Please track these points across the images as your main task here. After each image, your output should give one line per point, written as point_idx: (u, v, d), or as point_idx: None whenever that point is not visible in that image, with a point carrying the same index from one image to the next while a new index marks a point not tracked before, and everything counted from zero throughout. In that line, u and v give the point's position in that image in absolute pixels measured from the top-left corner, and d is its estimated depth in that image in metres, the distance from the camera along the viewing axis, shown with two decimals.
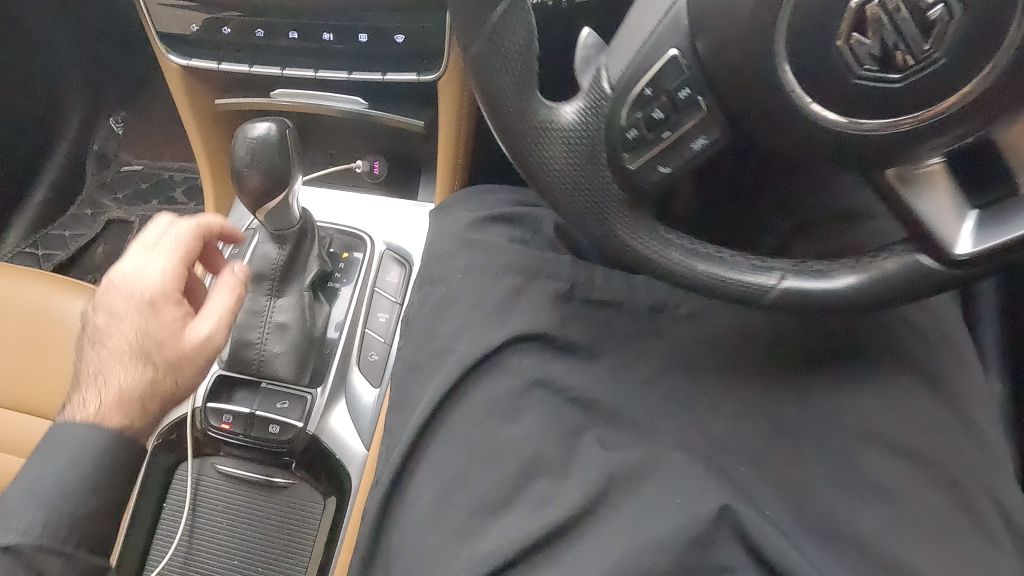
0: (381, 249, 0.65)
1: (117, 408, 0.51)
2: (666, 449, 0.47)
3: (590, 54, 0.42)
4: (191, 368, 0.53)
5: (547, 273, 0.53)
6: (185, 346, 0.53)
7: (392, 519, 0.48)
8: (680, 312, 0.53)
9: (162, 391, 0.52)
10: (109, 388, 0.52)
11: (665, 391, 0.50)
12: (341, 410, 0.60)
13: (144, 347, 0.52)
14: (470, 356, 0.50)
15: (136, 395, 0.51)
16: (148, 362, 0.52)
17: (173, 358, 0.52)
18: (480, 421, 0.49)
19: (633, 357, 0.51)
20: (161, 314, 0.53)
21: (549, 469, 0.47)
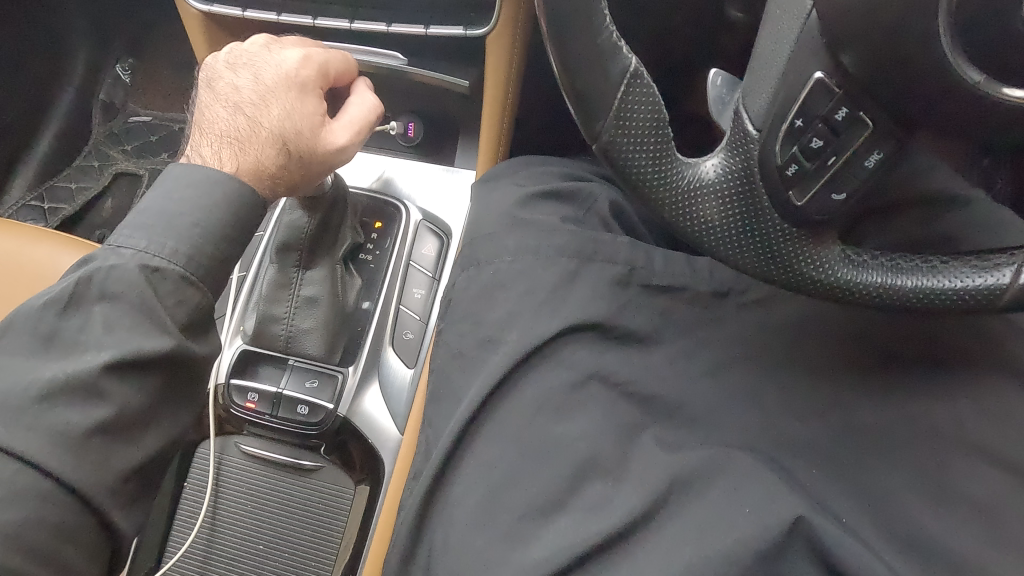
0: (417, 220, 0.60)
1: (257, 153, 0.47)
2: (734, 452, 0.43)
3: (721, 93, 0.46)
4: (319, 166, 0.50)
5: (604, 256, 0.47)
6: (322, 149, 0.49)
7: (432, 516, 0.45)
8: (746, 298, 0.49)
9: (291, 176, 0.49)
10: (246, 153, 0.47)
11: (731, 388, 0.46)
12: (374, 391, 0.56)
13: (284, 127, 0.48)
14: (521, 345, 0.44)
15: (271, 163, 0.47)
16: (286, 146, 0.48)
17: (306, 154, 0.49)
18: (528, 416, 0.44)
19: (695, 350, 0.47)
20: (302, 107, 0.49)
21: (605, 470, 0.43)
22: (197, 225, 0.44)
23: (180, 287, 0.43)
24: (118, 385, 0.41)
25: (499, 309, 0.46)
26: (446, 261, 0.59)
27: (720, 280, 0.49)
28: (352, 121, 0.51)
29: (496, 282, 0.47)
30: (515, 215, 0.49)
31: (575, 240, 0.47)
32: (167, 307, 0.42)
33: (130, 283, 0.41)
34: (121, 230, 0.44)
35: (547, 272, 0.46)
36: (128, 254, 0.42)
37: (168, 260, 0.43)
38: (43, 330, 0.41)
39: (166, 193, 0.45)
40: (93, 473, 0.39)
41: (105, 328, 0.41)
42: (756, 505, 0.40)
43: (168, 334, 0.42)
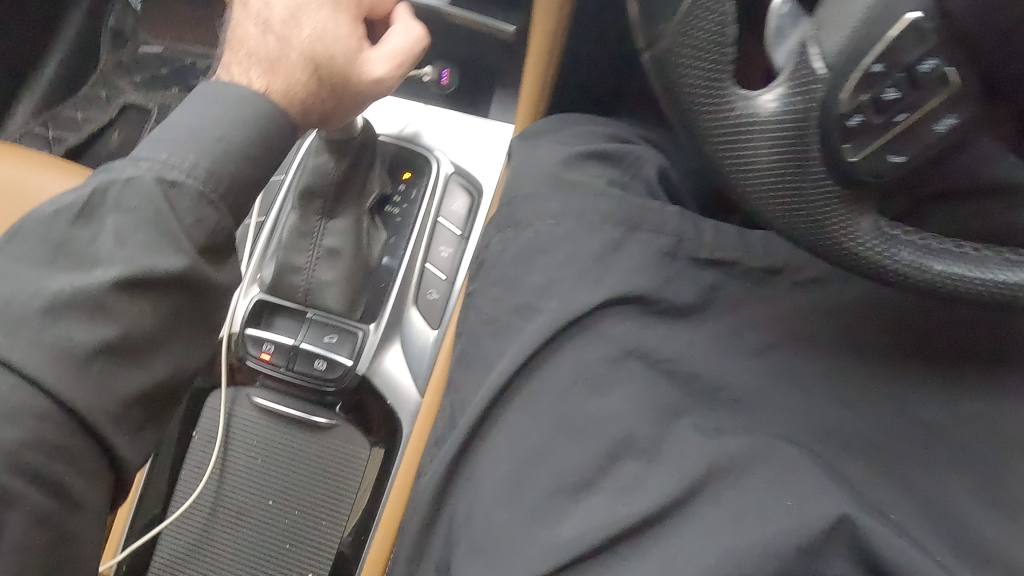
0: (448, 173, 0.57)
1: (288, 75, 0.44)
2: (777, 442, 0.41)
3: (785, 23, 0.36)
4: (353, 97, 0.46)
5: (651, 225, 0.43)
6: (358, 77, 0.46)
7: (457, 486, 0.43)
8: (800, 277, 0.46)
9: (322, 105, 0.45)
10: (279, 71, 0.44)
11: (774, 368, 0.44)
12: (396, 350, 0.54)
13: (316, 50, 0.44)
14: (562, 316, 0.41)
15: (303, 88, 0.44)
16: (317, 73, 0.44)
17: (338, 83, 0.45)
18: (562, 390, 0.41)
19: (739, 330, 0.45)
20: (338, 28, 0.45)
21: (640, 450, 0.40)
22: (220, 143, 0.41)
23: (200, 204, 0.40)
24: (128, 305, 0.38)
25: (537, 275, 0.42)
26: (477, 219, 0.56)
27: (771, 255, 0.47)
28: (393, 51, 0.47)
29: (536, 245, 0.43)
30: (560, 174, 0.45)
31: (619, 206, 0.43)
32: (184, 224, 0.39)
33: (147, 195, 0.39)
34: (145, 146, 0.41)
35: (593, 239, 0.42)
36: (147, 167, 0.40)
37: (189, 174, 0.40)
38: (53, 239, 0.38)
39: (191, 112, 0.42)
40: (97, 397, 0.37)
41: (118, 242, 0.38)
42: (798, 498, 0.38)
43: (184, 253, 0.39)
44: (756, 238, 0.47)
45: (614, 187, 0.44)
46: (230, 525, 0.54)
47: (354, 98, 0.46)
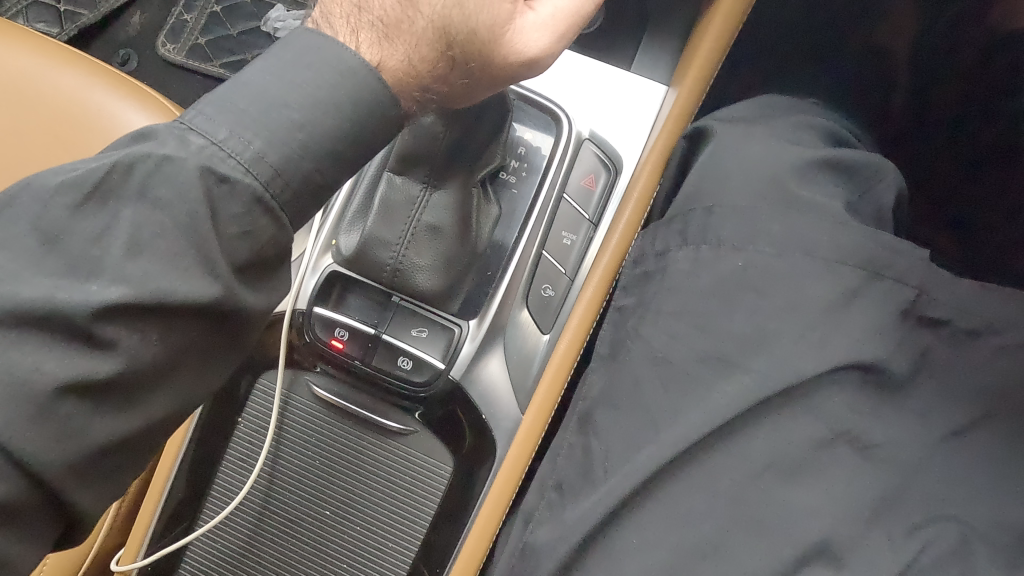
0: (581, 138, 0.46)
1: (410, 47, 0.32)
2: (987, 552, 0.32)
3: None
4: (488, 81, 0.35)
5: (897, 272, 0.33)
6: (499, 61, 0.34)
7: (585, 559, 0.35)
8: (1006, 341, 0.36)
9: (449, 90, 0.34)
10: (399, 38, 0.32)
11: (977, 458, 0.35)
12: (497, 358, 0.44)
13: (450, 17, 0.32)
14: (751, 389, 0.32)
15: (427, 67, 0.33)
16: (452, 50, 0.32)
17: (477, 63, 0.34)
18: (749, 476, 0.32)
19: (943, 403, 0.35)
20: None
21: (833, 555, 0.32)
22: (299, 132, 0.31)
23: (250, 212, 0.30)
24: (126, 333, 0.28)
25: (741, 320, 0.33)
26: (612, 203, 0.45)
27: (981, 314, 0.36)
28: (555, 13, 0.34)
29: (744, 280, 0.34)
30: (762, 187, 0.36)
31: (863, 242, 0.33)
32: (224, 235, 0.30)
33: (183, 190, 0.28)
34: (204, 104, 0.30)
35: (820, 285, 0.33)
36: (196, 146, 0.29)
37: (246, 170, 0.30)
38: (46, 225, 0.28)
39: (273, 67, 0.31)
40: (58, 454, 0.28)
41: (128, 248, 0.28)
42: None
43: (215, 278, 0.29)
44: (968, 288, 0.37)
45: (848, 213, 0.35)
46: (279, 532, 0.46)
47: (489, 86, 0.35)
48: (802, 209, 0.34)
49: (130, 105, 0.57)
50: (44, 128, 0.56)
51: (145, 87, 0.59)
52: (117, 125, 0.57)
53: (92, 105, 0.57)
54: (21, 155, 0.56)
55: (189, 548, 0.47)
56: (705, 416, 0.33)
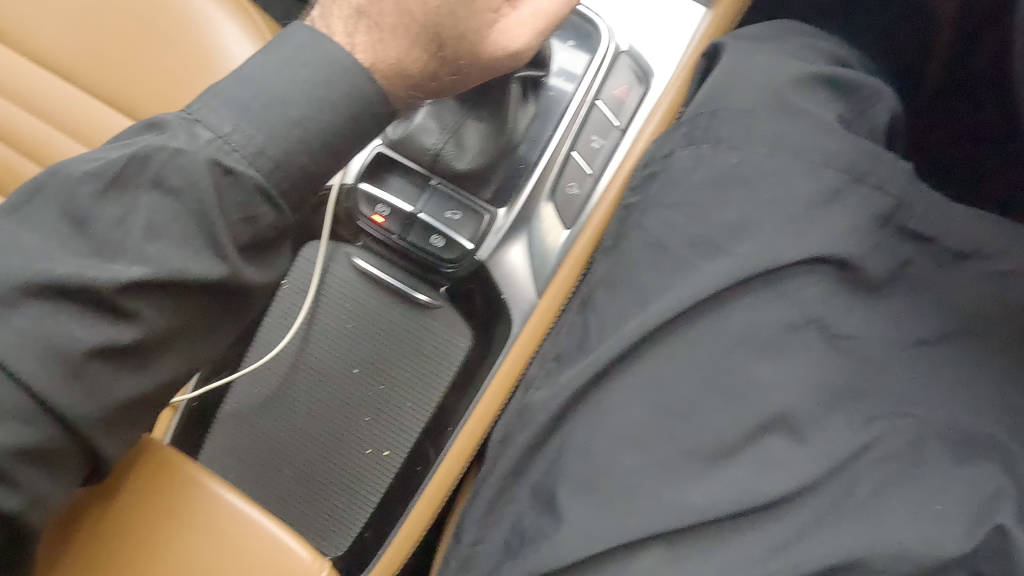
0: (619, 52, 0.48)
1: (399, 51, 0.38)
2: (934, 441, 0.37)
3: None
4: (476, 75, 0.39)
5: (878, 179, 0.37)
6: (484, 58, 0.39)
7: (576, 412, 0.40)
8: (989, 266, 0.39)
9: (440, 78, 0.39)
10: (389, 47, 0.38)
11: (935, 362, 0.39)
12: (519, 247, 0.48)
13: (438, 27, 0.37)
14: (733, 270, 0.36)
15: (418, 67, 0.38)
16: (439, 48, 0.37)
17: (465, 59, 0.38)
18: (725, 346, 0.37)
19: (914, 309, 0.39)
20: None
21: (792, 426, 0.37)
22: (297, 127, 0.37)
23: (252, 200, 0.36)
24: (144, 305, 0.35)
25: (731, 209, 0.38)
26: (641, 114, 0.48)
27: (966, 236, 0.40)
28: (539, 9, 0.39)
29: (736, 175, 0.38)
30: (764, 98, 0.39)
31: (849, 150, 0.37)
32: (228, 220, 0.35)
33: (194, 179, 0.34)
34: (212, 98, 0.36)
35: (807, 181, 0.37)
36: (205, 140, 0.35)
37: (249, 162, 0.36)
38: (76, 210, 0.35)
39: (274, 62, 0.37)
40: (88, 408, 0.34)
41: (147, 233, 0.34)
42: (949, 505, 0.35)
43: (223, 259, 0.35)
44: (959, 211, 0.40)
45: (839, 125, 0.38)
46: (312, 384, 0.52)
47: (479, 78, 0.40)
48: (797, 121, 0.38)
49: None
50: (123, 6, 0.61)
51: None
52: (189, 7, 0.61)
53: None
54: (104, 32, 0.61)
55: (230, 390, 0.54)
56: (689, 291, 0.37)
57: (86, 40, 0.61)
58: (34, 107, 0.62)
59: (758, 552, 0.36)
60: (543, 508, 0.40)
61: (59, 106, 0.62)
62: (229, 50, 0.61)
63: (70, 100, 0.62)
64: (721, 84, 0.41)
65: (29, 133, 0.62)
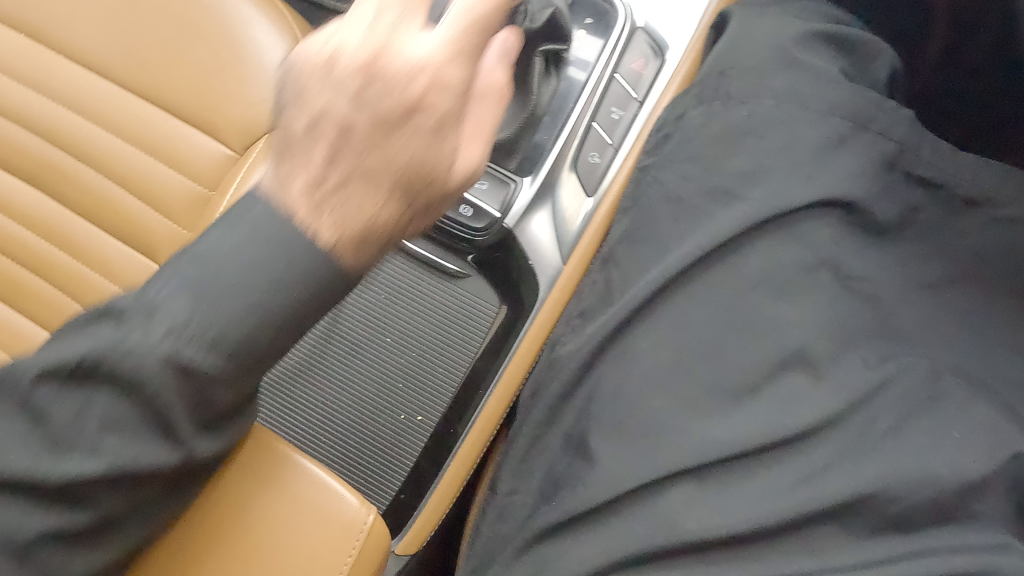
0: (635, 27, 0.50)
1: (372, 210, 0.32)
2: (949, 375, 0.39)
3: None
4: (440, 210, 0.34)
5: (880, 126, 0.39)
6: (447, 191, 0.33)
7: (604, 361, 0.42)
8: (1001, 213, 0.41)
9: (413, 231, 0.34)
10: (337, 198, 0.31)
11: (949, 305, 0.41)
12: (544, 214, 0.50)
13: (405, 179, 0.32)
14: (750, 213, 0.39)
15: (389, 226, 0.32)
16: (411, 198, 0.32)
17: (435, 200, 0.33)
18: (745, 289, 0.39)
19: (926, 255, 0.41)
20: (440, 136, 0.32)
21: (810, 362, 0.38)
22: (253, 284, 0.31)
23: (215, 384, 0.31)
24: (105, 495, 0.32)
25: (743, 158, 0.40)
26: (658, 86, 0.50)
27: (977, 184, 0.41)
28: (476, 122, 0.33)
29: (746, 126, 0.41)
30: (773, 52, 0.41)
31: (852, 99, 0.39)
32: (189, 412, 0.32)
33: (147, 372, 0.30)
34: (169, 276, 0.31)
35: (814, 129, 0.39)
36: (157, 333, 0.30)
37: (205, 353, 0.30)
38: (29, 397, 0.31)
39: (234, 243, 0.31)
40: None
41: (103, 426, 0.31)
42: (967, 432, 0.37)
43: (179, 442, 0.32)
44: (968, 161, 0.42)
45: (842, 76, 0.40)
46: (347, 353, 0.55)
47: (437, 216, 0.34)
48: (804, 74, 0.40)
49: None
50: (157, 9, 0.64)
51: None
52: (219, 6, 0.64)
53: None
54: (140, 33, 0.64)
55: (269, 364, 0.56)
56: (708, 235, 0.40)
57: (121, 41, 0.64)
58: (71, 105, 0.64)
59: (786, 483, 0.38)
60: (576, 454, 0.42)
61: (93, 101, 0.64)
62: (258, 43, 0.63)
63: (103, 94, 0.64)
64: (731, 42, 0.43)
65: (66, 129, 0.64)
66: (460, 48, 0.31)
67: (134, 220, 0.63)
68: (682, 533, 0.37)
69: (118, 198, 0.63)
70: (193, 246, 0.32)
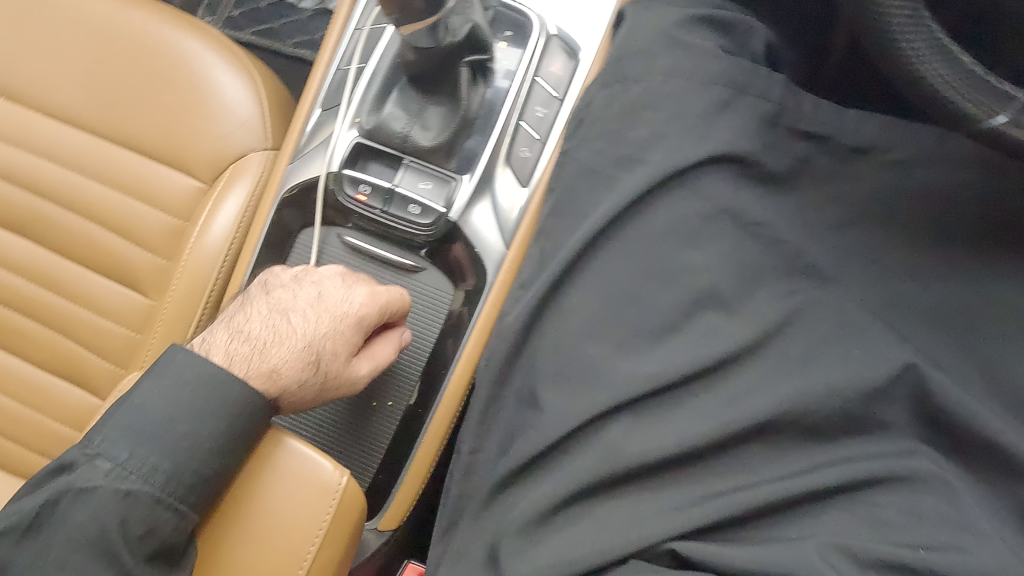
0: (550, 35, 0.57)
1: (267, 385, 0.44)
2: (848, 301, 0.45)
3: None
4: (337, 391, 0.47)
5: (757, 91, 0.46)
6: (344, 382, 0.47)
7: (544, 320, 0.47)
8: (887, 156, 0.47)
9: (303, 399, 0.46)
10: (263, 362, 0.44)
11: (846, 250, 0.46)
12: (484, 205, 0.55)
13: (311, 358, 0.45)
14: (654, 174, 0.46)
15: (288, 389, 0.45)
16: (310, 368, 0.45)
17: (330, 379, 0.46)
18: (659, 241, 0.45)
19: (824, 199, 0.47)
20: (342, 346, 0.47)
21: (721, 301, 0.45)
22: (184, 440, 0.40)
23: (156, 511, 0.38)
24: (73, 516, 0.37)
25: (642, 129, 0.47)
26: (575, 83, 0.56)
27: (863, 135, 0.47)
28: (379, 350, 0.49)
29: (643, 101, 0.47)
30: (661, 35, 0.48)
31: (731, 68, 0.46)
32: (134, 537, 0.38)
33: (97, 511, 0.37)
34: (108, 431, 0.40)
35: (700, 98, 0.46)
36: (105, 471, 0.38)
37: (145, 480, 0.39)
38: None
39: (159, 390, 0.41)
40: None
41: None
42: (865, 347, 0.43)
43: (140, 541, 0.38)
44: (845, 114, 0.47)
45: (721, 51, 0.47)
46: None
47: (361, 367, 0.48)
48: (688, 50, 0.47)
49: (185, 33, 0.69)
50: (120, 60, 0.69)
51: (195, 20, 0.71)
52: (176, 48, 0.69)
53: (158, 36, 0.69)
54: (106, 81, 0.69)
55: None
56: (620, 197, 0.46)
57: (88, 90, 0.69)
58: (51, 156, 0.69)
59: (712, 406, 0.43)
60: (528, 405, 0.47)
61: (69, 150, 0.69)
62: (215, 80, 0.68)
63: (78, 144, 0.69)
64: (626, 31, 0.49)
65: (46, 179, 0.69)
66: (369, 313, 0.47)
67: (119, 257, 0.68)
68: (625, 456, 0.43)
69: (102, 238, 0.68)
70: (126, 399, 0.41)
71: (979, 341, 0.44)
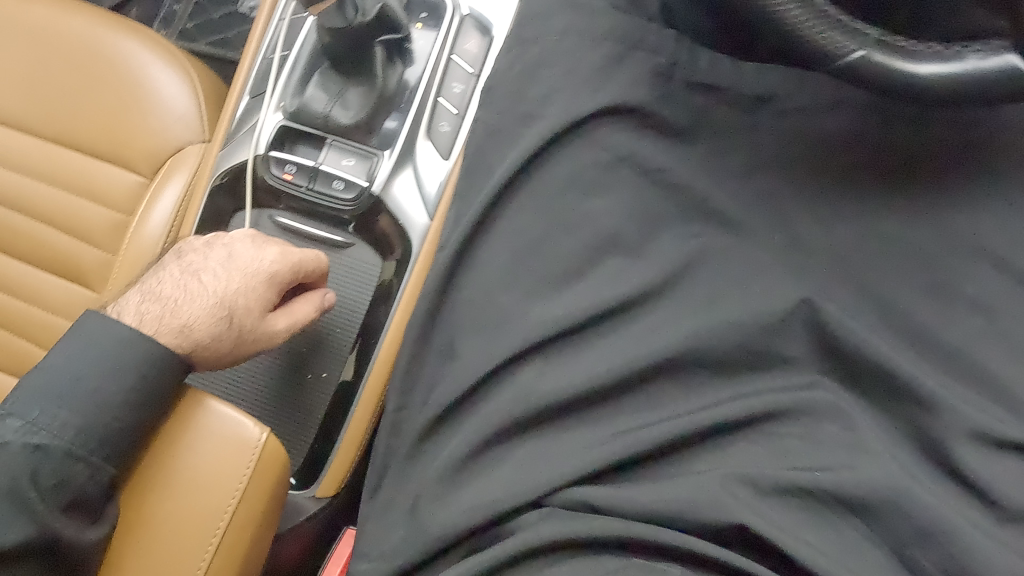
0: (462, 13, 0.59)
1: (180, 339, 0.46)
2: (747, 241, 0.46)
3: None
4: (253, 346, 0.49)
5: (648, 45, 0.49)
6: (261, 336, 0.49)
7: (457, 275, 0.49)
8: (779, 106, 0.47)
9: (217, 353, 0.47)
10: (173, 319, 0.46)
11: (748, 194, 0.47)
12: (405, 179, 0.57)
13: (226, 311, 0.47)
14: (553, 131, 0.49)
15: (201, 344, 0.46)
16: (223, 321, 0.47)
17: (245, 332, 0.48)
18: (563, 194, 0.48)
19: (726, 146, 0.47)
20: (256, 300, 0.49)
21: (625, 246, 0.47)
22: (97, 396, 0.42)
23: (67, 462, 0.41)
24: None
25: (543, 88, 0.50)
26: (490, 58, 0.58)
27: (757, 85, 0.47)
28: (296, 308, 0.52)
29: (542, 62, 0.50)
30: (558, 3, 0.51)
31: (622, 28, 0.49)
32: (43, 486, 0.40)
33: (10, 463, 0.40)
34: (20, 395, 0.42)
35: (596, 57, 0.49)
36: (16, 428, 0.41)
37: (54, 434, 0.41)
38: None
39: (75, 355, 0.43)
40: None
41: None
42: (761, 282, 0.45)
43: (51, 490, 0.40)
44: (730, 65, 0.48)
45: (614, 10, 0.50)
46: None
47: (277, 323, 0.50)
48: (584, 16, 0.50)
49: (119, 33, 0.71)
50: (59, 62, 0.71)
51: (130, 21, 0.73)
52: (111, 49, 0.71)
53: (95, 38, 0.71)
54: (45, 82, 0.71)
55: None
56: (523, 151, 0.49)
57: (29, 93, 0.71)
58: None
59: (619, 345, 0.45)
60: (445, 357, 0.48)
61: (15, 152, 0.71)
62: (151, 76, 0.70)
63: (23, 146, 0.71)
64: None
65: None
66: (281, 269, 0.50)
67: (64, 252, 0.69)
68: (537, 395, 0.45)
69: (47, 236, 0.70)
70: (43, 363, 0.43)
71: (873, 277, 0.45)
